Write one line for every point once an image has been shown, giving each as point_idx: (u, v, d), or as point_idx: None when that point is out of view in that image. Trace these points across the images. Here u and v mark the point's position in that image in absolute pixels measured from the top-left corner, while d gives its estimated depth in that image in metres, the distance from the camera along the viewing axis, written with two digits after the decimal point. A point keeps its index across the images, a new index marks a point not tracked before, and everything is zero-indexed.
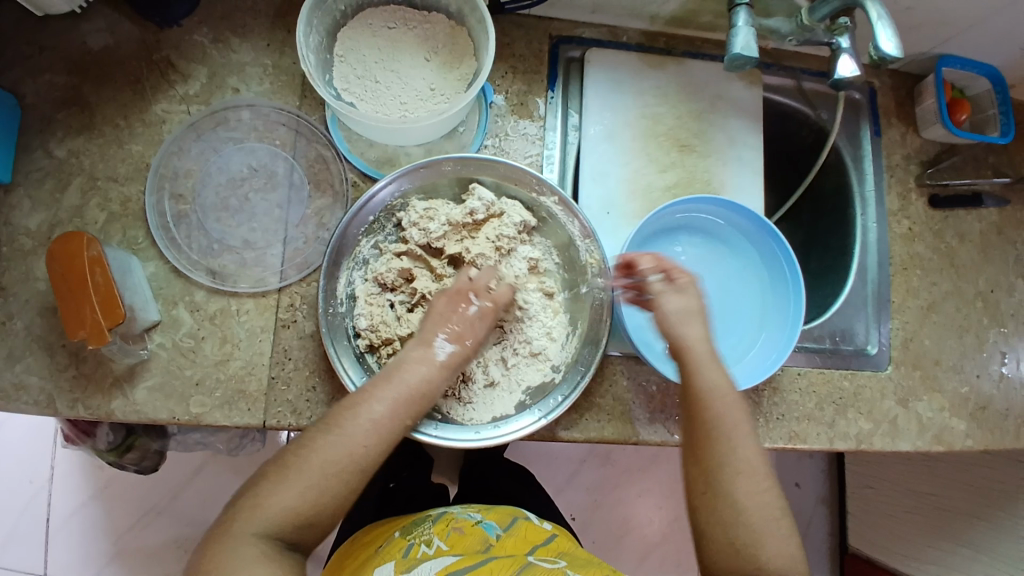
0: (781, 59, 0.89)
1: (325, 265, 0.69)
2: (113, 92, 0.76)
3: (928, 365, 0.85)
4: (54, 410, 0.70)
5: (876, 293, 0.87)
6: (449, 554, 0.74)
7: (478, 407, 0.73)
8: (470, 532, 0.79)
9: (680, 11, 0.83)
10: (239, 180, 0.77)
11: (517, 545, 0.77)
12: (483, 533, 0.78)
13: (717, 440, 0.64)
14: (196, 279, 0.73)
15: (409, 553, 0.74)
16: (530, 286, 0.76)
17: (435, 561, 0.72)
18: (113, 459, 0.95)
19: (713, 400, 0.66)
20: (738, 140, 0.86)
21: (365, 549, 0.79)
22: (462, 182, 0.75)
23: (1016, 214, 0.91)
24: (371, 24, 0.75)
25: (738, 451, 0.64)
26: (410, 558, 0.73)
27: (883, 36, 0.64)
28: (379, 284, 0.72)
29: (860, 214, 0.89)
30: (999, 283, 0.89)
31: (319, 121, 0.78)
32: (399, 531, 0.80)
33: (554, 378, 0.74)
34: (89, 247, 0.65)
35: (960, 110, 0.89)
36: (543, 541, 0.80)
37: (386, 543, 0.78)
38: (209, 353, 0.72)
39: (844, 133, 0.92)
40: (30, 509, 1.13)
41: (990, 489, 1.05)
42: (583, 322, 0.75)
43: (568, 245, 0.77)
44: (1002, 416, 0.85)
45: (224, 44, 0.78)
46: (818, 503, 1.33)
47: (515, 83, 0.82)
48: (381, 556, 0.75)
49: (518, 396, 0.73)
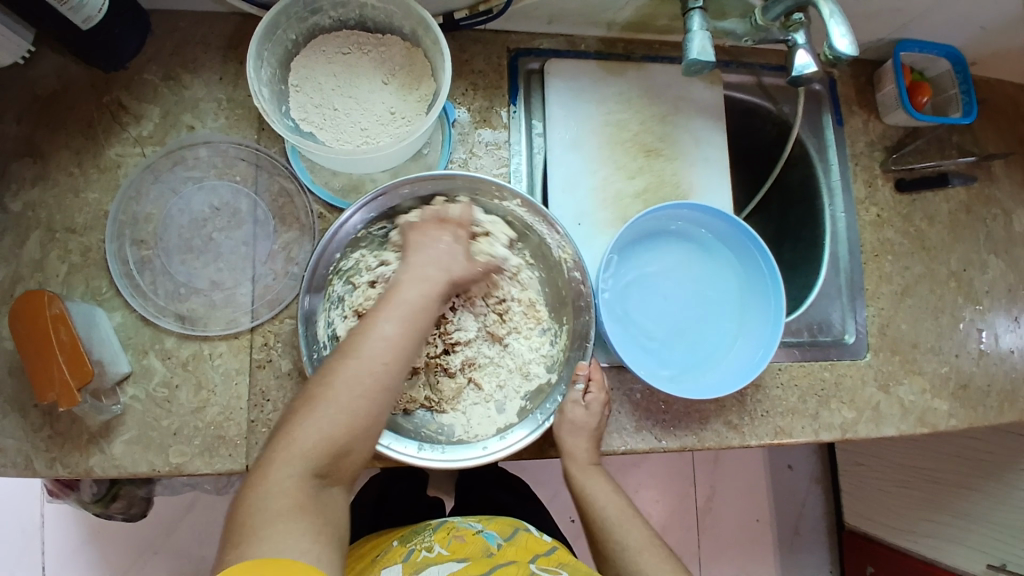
0: (740, 56, 0.89)
1: (302, 308, 0.68)
2: (65, 139, 0.74)
3: (906, 349, 0.86)
4: (32, 471, 0.69)
5: (849, 281, 0.87)
6: (454, 559, 0.74)
7: (481, 421, 0.73)
8: (471, 540, 0.78)
9: (636, 17, 0.82)
10: (201, 220, 0.76)
11: (517, 553, 0.77)
12: (484, 541, 0.78)
13: (610, 531, 0.71)
14: (165, 325, 0.72)
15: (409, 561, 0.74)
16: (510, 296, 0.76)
17: (442, 566, 0.73)
18: (100, 509, 0.94)
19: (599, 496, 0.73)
20: (703, 140, 0.86)
21: (366, 557, 0.79)
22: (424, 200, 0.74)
23: (982, 192, 0.92)
24: (325, 50, 0.73)
25: (632, 534, 0.71)
26: (413, 564, 0.74)
27: (837, 34, 0.64)
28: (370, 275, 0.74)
29: (828, 205, 0.90)
30: (972, 261, 0.90)
31: (280, 153, 0.77)
32: (397, 539, 0.81)
33: (549, 379, 0.74)
34: (51, 304, 0.63)
35: (920, 93, 0.90)
36: (545, 551, 0.79)
37: (385, 551, 0.78)
38: (185, 401, 0.71)
39: (807, 124, 0.92)
40: (23, 561, 1.11)
41: (979, 458, 1.06)
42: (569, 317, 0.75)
43: (541, 243, 0.76)
44: (984, 392, 0.86)
45: (176, 82, 0.76)
46: (811, 484, 1.35)
47: (476, 99, 0.81)
48: (382, 563, 0.75)
49: (519, 401, 0.74)
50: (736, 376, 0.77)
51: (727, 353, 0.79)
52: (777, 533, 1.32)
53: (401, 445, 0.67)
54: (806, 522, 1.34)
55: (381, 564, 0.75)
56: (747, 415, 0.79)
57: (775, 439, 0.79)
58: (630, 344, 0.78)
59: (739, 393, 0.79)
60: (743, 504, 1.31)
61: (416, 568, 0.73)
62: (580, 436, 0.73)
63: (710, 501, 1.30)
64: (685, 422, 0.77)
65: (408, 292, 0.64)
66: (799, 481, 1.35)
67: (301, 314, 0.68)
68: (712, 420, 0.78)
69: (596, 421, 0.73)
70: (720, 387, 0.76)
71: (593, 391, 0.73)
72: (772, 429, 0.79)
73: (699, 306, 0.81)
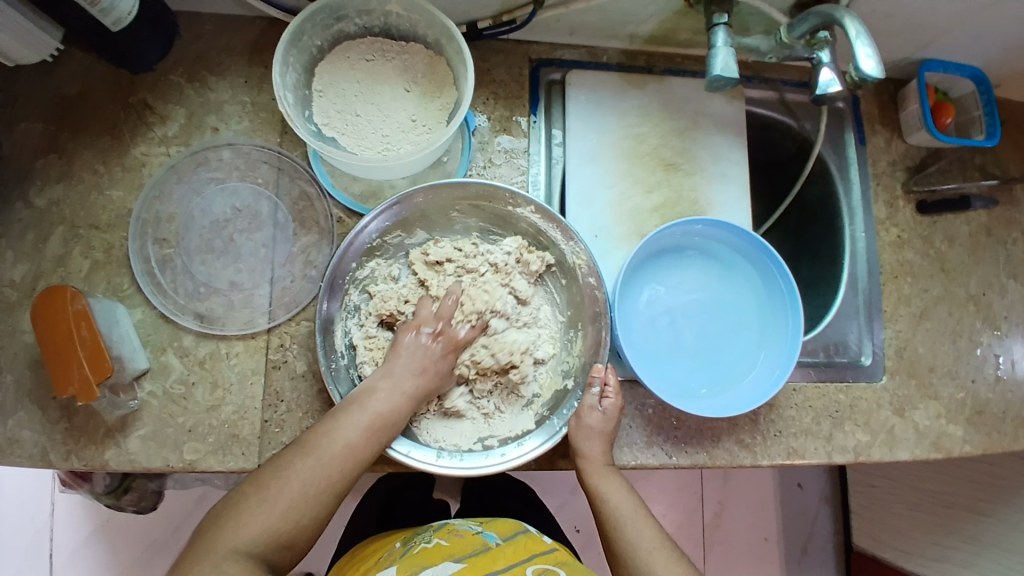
0: (761, 71, 0.89)
1: (319, 321, 0.69)
2: (92, 138, 0.75)
3: (922, 372, 0.85)
4: (48, 463, 0.70)
5: (866, 302, 0.87)
6: (451, 561, 0.74)
7: (502, 423, 0.73)
8: (469, 538, 0.80)
9: (658, 30, 0.83)
10: (222, 221, 0.77)
11: (515, 553, 0.77)
12: (483, 540, 0.79)
13: (622, 530, 0.68)
14: (184, 324, 0.73)
15: (407, 562, 0.74)
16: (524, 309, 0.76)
17: (439, 567, 0.72)
18: (111, 501, 0.95)
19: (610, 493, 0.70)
20: (723, 156, 0.85)
21: (366, 561, 0.79)
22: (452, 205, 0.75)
23: (1004, 215, 0.91)
24: (349, 57, 0.74)
25: (644, 533, 0.68)
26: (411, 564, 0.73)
27: (863, 55, 0.64)
28: (426, 259, 0.75)
29: (849, 225, 0.89)
30: (992, 285, 0.89)
31: (301, 157, 0.77)
32: (400, 540, 0.81)
33: (566, 385, 0.76)
34: (73, 301, 0.64)
35: (944, 114, 0.89)
36: (544, 551, 0.79)
37: (387, 553, 0.78)
38: (201, 400, 0.71)
39: (828, 141, 0.91)
40: (34, 548, 1.13)
41: (993, 485, 1.05)
42: (585, 322, 0.75)
43: (554, 249, 0.76)
44: (999, 418, 0.85)
45: (201, 84, 0.77)
46: (821, 503, 1.34)
47: (497, 108, 0.82)
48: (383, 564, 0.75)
49: (535, 409, 0.75)
50: (750, 398, 0.76)
51: (742, 373, 0.79)
52: (785, 552, 1.31)
53: (420, 453, 0.68)
54: (815, 541, 1.33)
55: (381, 566, 0.75)
56: (759, 434, 0.79)
57: (787, 459, 0.79)
58: (646, 362, 0.78)
59: (751, 412, 0.79)
60: (751, 521, 1.31)
61: (414, 568, 0.72)
62: (595, 442, 0.71)
63: (718, 516, 1.29)
64: (697, 439, 0.77)
65: (376, 402, 0.65)
66: (809, 499, 1.34)
67: (318, 326, 0.69)
68: (724, 439, 0.78)
69: (611, 425, 0.72)
70: (741, 405, 0.76)
71: (610, 396, 0.72)
72: (783, 448, 0.79)
73: (715, 326, 0.81)
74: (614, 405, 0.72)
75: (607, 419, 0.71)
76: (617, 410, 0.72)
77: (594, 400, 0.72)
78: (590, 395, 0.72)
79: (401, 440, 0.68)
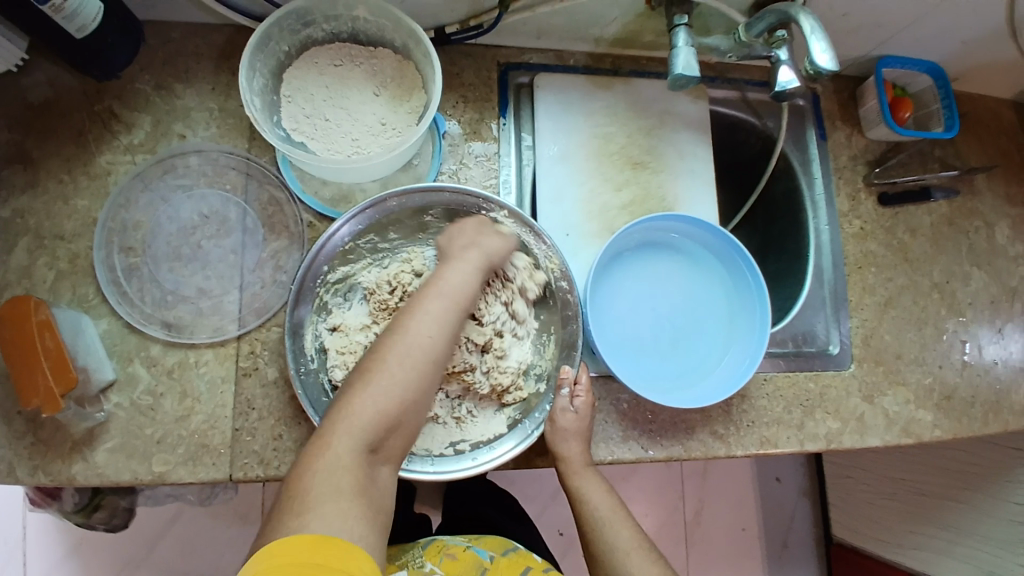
0: (725, 72, 0.91)
1: (289, 323, 0.69)
2: (56, 146, 0.74)
3: (890, 360, 0.87)
4: (12, 479, 0.68)
5: (833, 292, 0.89)
6: None
7: (474, 428, 0.73)
8: (462, 559, 0.79)
9: (623, 32, 0.85)
10: (190, 228, 0.76)
11: (509, 572, 0.78)
12: (477, 560, 0.79)
13: (602, 531, 0.69)
14: (151, 333, 0.72)
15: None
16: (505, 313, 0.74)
17: None
18: (82, 519, 0.93)
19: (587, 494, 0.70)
20: (689, 154, 0.87)
21: None
22: (414, 210, 0.74)
23: (963, 205, 0.94)
24: (317, 62, 0.74)
25: (622, 535, 0.68)
26: None
27: (818, 49, 0.66)
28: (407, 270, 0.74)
29: (812, 218, 0.91)
30: (954, 273, 0.91)
31: (270, 162, 0.77)
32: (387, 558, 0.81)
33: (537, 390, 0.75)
34: (37, 310, 0.64)
35: (901, 109, 0.92)
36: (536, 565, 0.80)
37: None
38: (170, 409, 0.70)
39: (791, 138, 0.94)
40: (3, 573, 1.09)
41: (965, 470, 1.07)
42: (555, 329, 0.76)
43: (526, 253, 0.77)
44: (967, 403, 0.87)
45: (168, 91, 0.76)
46: (800, 497, 1.35)
47: (466, 111, 0.82)
48: None
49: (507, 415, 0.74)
50: (718, 391, 0.76)
51: (710, 369, 0.80)
52: (766, 547, 1.32)
53: None
54: (794, 535, 1.34)
55: None
56: (733, 425, 0.80)
57: (761, 450, 0.80)
58: (618, 356, 0.78)
59: (726, 403, 0.80)
60: (733, 517, 1.31)
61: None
62: (573, 441, 0.71)
63: (698, 513, 1.30)
64: (672, 432, 0.78)
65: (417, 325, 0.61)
66: (788, 494, 1.35)
67: (287, 329, 0.69)
68: (699, 430, 0.78)
69: (586, 424, 0.72)
70: (710, 397, 0.76)
71: (581, 395, 0.72)
72: (757, 439, 0.80)
73: (685, 321, 0.82)
74: (588, 405, 0.72)
75: (580, 418, 0.72)
76: (591, 408, 0.72)
77: (567, 401, 0.72)
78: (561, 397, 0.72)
79: None
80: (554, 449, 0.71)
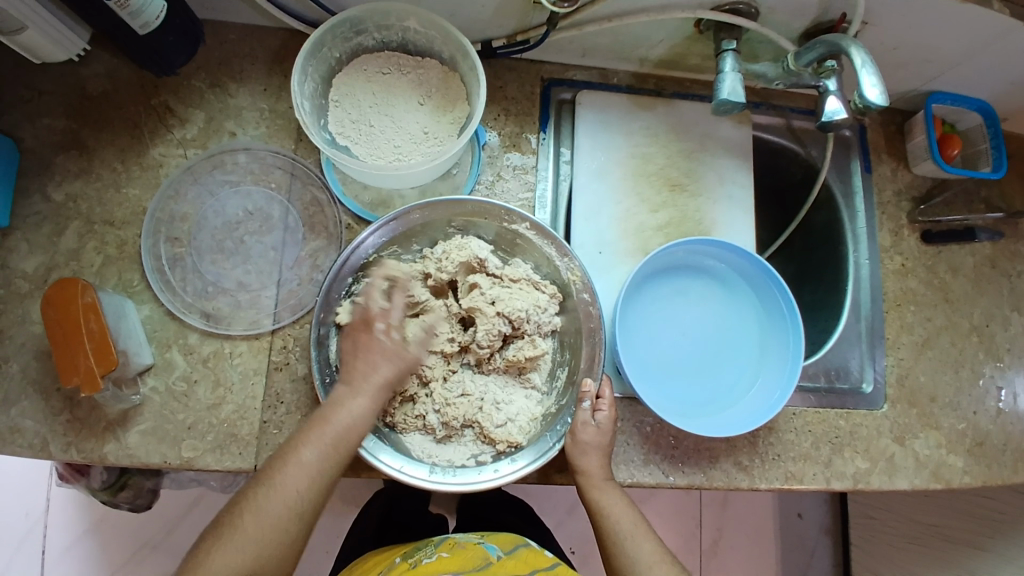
0: (769, 98, 0.90)
1: (314, 331, 0.69)
2: (112, 136, 0.77)
3: (924, 402, 0.85)
4: (48, 453, 0.70)
5: (869, 328, 0.87)
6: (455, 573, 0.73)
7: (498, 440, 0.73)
8: (470, 553, 0.79)
9: (668, 54, 0.85)
10: (234, 223, 0.78)
11: (517, 566, 0.77)
12: (484, 554, 0.79)
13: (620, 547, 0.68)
14: (190, 323, 0.74)
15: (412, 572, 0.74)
16: (519, 342, 0.74)
17: None
18: (108, 497, 0.96)
19: (609, 515, 0.69)
20: (728, 179, 0.86)
21: None
22: (435, 222, 0.74)
23: (1009, 247, 0.91)
24: (366, 69, 0.76)
25: (644, 547, 0.68)
26: None
27: (868, 83, 0.65)
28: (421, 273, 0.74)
29: (852, 251, 0.90)
30: (995, 317, 0.89)
31: (314, 163, 0.79)
32: (398, 556, 0.81)
33: (560, 404, 0.75)
34: (83, 293, 0.66)
35: (950, 145, 0.90)
36: (546, 565, 0.79)
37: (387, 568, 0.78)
38: (202, 397, 0.72)
39: (834, 167, 0.92)
40: (26, 540, 1.13)
41: (994, 519, 1.03)
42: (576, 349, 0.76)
43: (549, 263, 0.76)
44: (1001, 451, 0.84)
45: (222, 90, 0.79)
46: (820, 533, 1.32)
47: (507, 124, 0.83)
48: None
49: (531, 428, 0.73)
50: (743, 422, 0.75)
51: (737, 399, 0.79)
52: None
53: (413, 467, 0.68)
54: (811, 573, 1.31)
55: None
56: (758, 457, 0.78)
57: (785, 484, 0.78)
58: (643, 378, 0.78)
59: (751, 434, 0.79)
60: (749, 549, 1.29)
61: None
62: (595, 455, 0.71)
63: (715, 543, 1.27)
64: (695, 459, 0.77)
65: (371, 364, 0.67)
66: (808, 530, 1.32)
67: (313, 337, 0.70)
68: (722, 459, 0.77)
69: (607, 438, 0.71)
70: (735, 426, 0.75)
71: (603, 409, 0.72)
72: (782, 473, 0.78)
73: (714, 348, 0.81)
74: (612, 420, 0.72)
75: (602, 431, 0.71)
76: (615, 421, 0.72)
77: (589, 414, 0.71)
78: (582, 410, 0.71)
79: (394, 454, 0.69)
80: (575, 463, 0.71)
